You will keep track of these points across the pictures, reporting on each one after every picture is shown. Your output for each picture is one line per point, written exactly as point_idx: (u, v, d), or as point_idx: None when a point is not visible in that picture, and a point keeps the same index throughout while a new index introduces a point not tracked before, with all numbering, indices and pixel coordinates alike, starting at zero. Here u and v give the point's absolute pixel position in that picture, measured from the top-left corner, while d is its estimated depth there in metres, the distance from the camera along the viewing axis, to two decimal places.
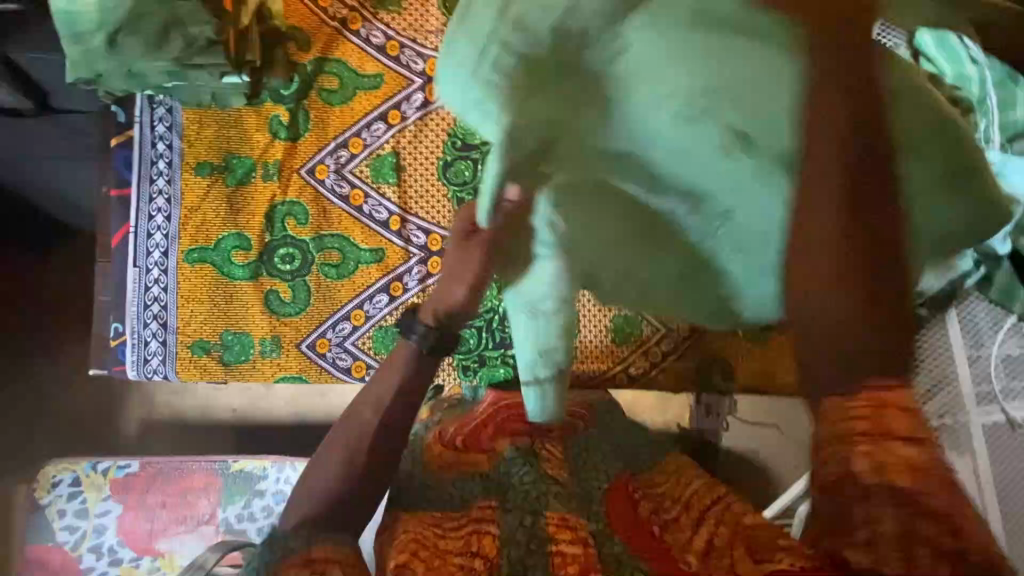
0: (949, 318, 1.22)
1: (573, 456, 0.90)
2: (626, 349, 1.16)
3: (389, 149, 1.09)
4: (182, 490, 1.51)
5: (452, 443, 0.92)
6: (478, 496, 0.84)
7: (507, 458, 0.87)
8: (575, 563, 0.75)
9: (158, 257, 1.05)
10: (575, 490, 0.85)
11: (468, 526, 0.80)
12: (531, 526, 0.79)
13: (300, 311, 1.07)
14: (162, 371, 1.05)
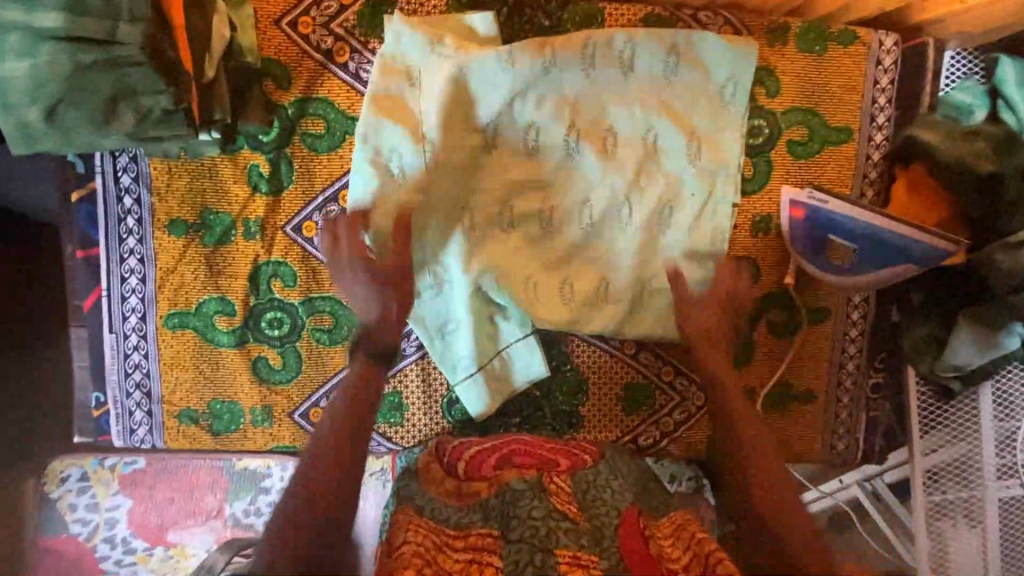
0: (982, 388, 1.14)
1: (581, 491, 0.85)
2: (635, 418, 1.10)
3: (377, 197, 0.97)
4: (189, 488, 1.61)
5: (457, 472, 0.94)
6: (477, 523, 0.81)
7: (513, 487, 0.82)
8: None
9: (135, 322, 0.97)
10: (587, 526, 0.78)
11: (470, 554, 0.77)
12: (543, 565, 0.72)
13: (292, 379, 1.01)
14: (149, 441, 1.00)
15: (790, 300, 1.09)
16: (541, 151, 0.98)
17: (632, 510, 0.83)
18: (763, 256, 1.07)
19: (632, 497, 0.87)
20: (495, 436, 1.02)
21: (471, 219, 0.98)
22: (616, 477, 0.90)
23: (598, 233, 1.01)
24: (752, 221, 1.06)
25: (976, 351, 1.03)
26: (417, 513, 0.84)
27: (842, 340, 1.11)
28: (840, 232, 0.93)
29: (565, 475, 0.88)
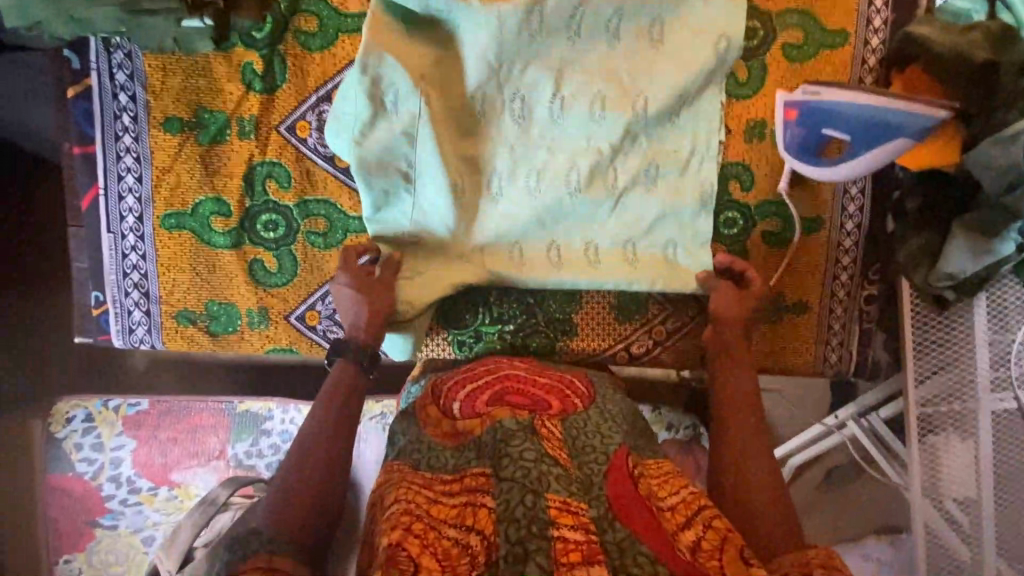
0: (978, 303, 1.13)
1: (572, 436, 0.83)
2: (628, 326, 1.11)
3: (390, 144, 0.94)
4: (191, 428, 1.63)
5: (452, 413, 0.90)
6: (471, 463, 0.82)
7: (505, 427, 0.80)
8: (578, 552, 0.67)
9: (132, 222, 0.98)
10: (577, 474, 0.77)
11: (463, 497, 0.78)
12: (533, 506, 0.70)
13: (288, 281, 1.02)
14: (148, 341, 1.02)
15: (787, 208, 1.09)
16: (535, 94, 0.99)
17: (622, 452, 0.82)
18: (757, 163, 1.07)
19: (622, 437, 0.86)
20: (481, 368, 0.98)
21: (460, 172, 0.99)
22: (607, 423, 0.88)
23: (589, 186, 1.02)
24: (746, 128, 1.06)
25: (972, 259, 1.02)
26: (412, 469, 0.85)
27: (836, 251, 1.12)
28: (837, 125, 0.92)
29: (556, 419, 0.86)
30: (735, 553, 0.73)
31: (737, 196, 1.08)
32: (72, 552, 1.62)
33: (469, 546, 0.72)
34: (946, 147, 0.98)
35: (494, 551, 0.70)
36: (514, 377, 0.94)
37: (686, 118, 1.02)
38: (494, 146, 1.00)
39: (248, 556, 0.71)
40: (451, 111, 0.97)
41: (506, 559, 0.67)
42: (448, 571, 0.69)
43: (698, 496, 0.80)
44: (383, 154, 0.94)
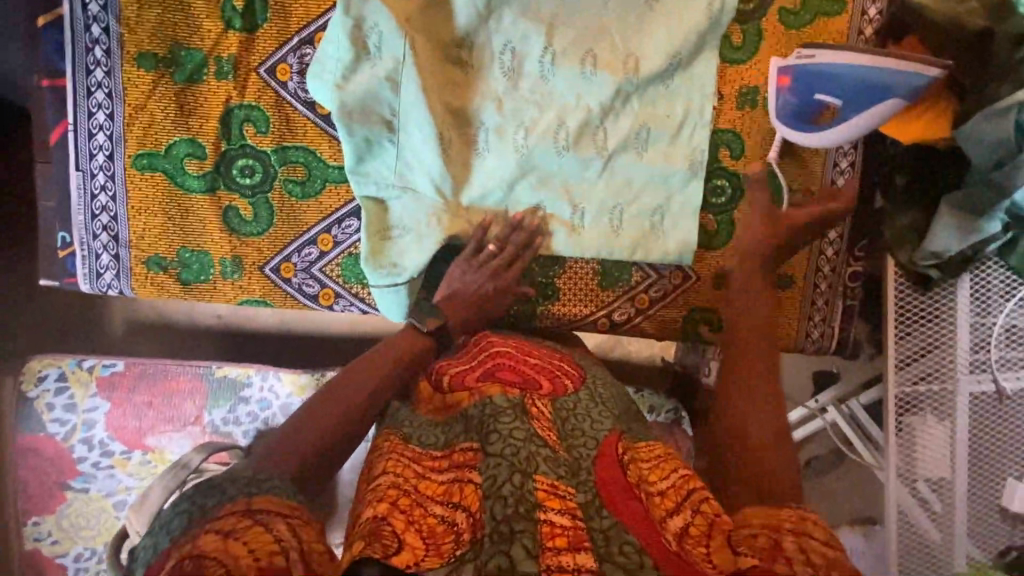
0: (961, 284, 1.13)
1: (561, 418, 0.80)
2: (611, 293, 1.10)
3: (370, 89, 0.92)
4: (167, 392, 1.60)
5: (441, 387, 0.88)
6: (461, 437, 0.78)
7: (494, 404, 0.78)
8: (564, 537, 0.64)
9: (102, 161, 0.94)
10: (565, 457, 0.74)
11: (452, 474, 0.74)
12: (520, 487, 0.67)
13: (264, 231, 0.99)
14: (116, 287, 0.99)
15: (776, 178, 1.08)
16: (525, 45, 0.97)
17: (612, 440, 0.79)
18: (748, 131, 1.05)
19: (613, 423, 0.83)
20: (472, 343, 0.95)
21: (448, 124, 0.97)
22: (598, 406, 0.85)
23: (577, 145, 1.01)
24: (738, 94, 1.04)
25: (957, 239, 1.01)
26: (404, 440, 0.81)
27: (823, 226, 1.11)
28: (832, 89, 0.91)
29: (546, 400, 0.83)
30: (723, 542, 0.67)
31: (726, 164, 1.06)
32: (42, 514, 1.59)
33: (454, 524, 0.68)
34: (932, 121, 0.98)
35: (479, 528, 0.67)
36: (507, 355, 0.91)
37: (678, 81, 1.00)
38: (481, 99, 0.98)
39: (224, 502, 0.66)
40: (438, 59, 0.95)
41: (491, 537, 0.63)
42: (430, 550, 0.65)
43: (689, 478, 0.76)
44: (365, 99, 0.92)
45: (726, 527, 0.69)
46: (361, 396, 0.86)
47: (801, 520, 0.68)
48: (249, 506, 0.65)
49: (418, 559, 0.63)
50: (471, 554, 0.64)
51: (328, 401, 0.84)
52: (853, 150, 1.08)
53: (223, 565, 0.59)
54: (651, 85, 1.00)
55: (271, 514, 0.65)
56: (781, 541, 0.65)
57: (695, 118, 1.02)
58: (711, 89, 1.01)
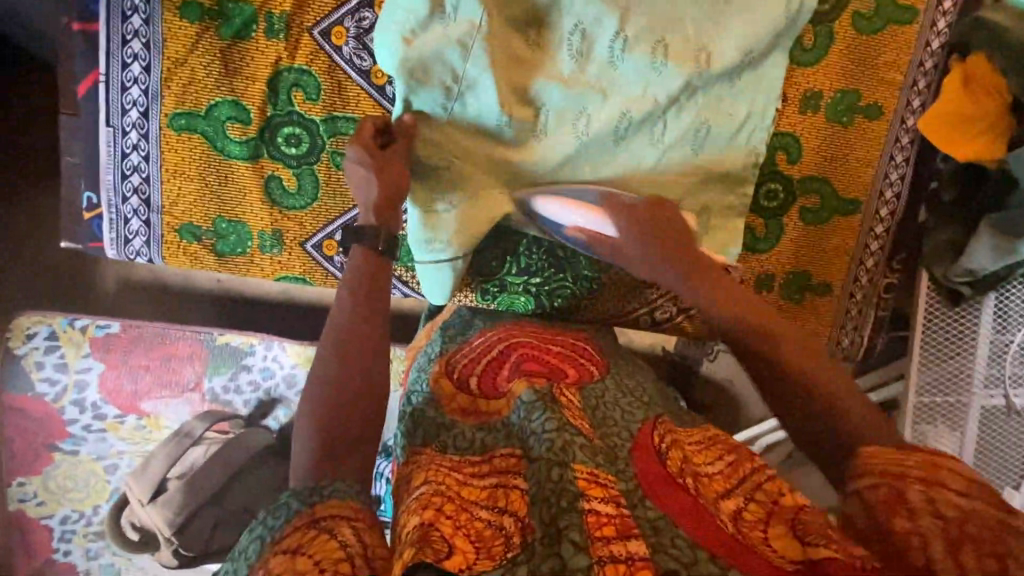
0: (987, 303, 1.15)
1: (590, 407, 0.78)
2: (655, 291, 1.09)
3: (436, 55, 0.85)
4: (166, 357, 1.53)
5: (469, 389, 0.86)
6: (500, 445, 0.76)
7: (525, 401, 0.75)
8: (612, 526, 0.60)
9: (136, 117, 0.87)
10: (601, 444, 0.71)
11: (492, 478, 0.72)
12: (561, 480, 0.65)
13: (307, 205, 0.94)
14: (144, 254, 0.93)
15: (827, 185, 1.07)
16: (596, 29, 0.92)
17: (647, 429, 0.76)
18: (807, 136, 1.04)
19: (644, 411, 0.80)
20: (494, 338, 0.93)
21: (511, 104, 0.92)
22: (626, 397, 0.83)
23: (637, 136, 0.97)
24: (802, 97, 1.02)
25: (993, 257, 1.03)
26: (440, 452, 0.78)
27: (867, 236, 1.11)
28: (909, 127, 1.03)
29: (573, 389, 0.82)
30: (784, 529, 0.65)
31: (781, 168, 1.05)
32: (28, 475, 1.51)
33: (502, 528, 0.65)
34: (993, 140, 0.97)
35: (529, 532, 0.64)
36: (526, 345, 0.91)
37: (745, 80, 0.98)
38: (545, 80, 0.93)
39: (287, 517, 0.61)
40: (506, 33, 0.90)
41: (542, 542, 0.61)
42: (481, 553, 0.62)
43: (737, 465, 0.73)
44: (429, 64, 0.86)
45: (787, 513, 0.67)
46: (373, 346, 0.76)
47: (929, 466, 0.61)
48: (313, 516, 0.61)
49: (470, 562, 0.60)
50: (524, 556, 0.61)
51: (344, 368, 0.73)
52: (904, 164, 1.07)
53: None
54: (719, 82, 0.97)
55: (336, 521, 0.61)
56: (905, 492, 0.60)
57: (758, 118, 1.00)
58: (776, 91, 0.99)
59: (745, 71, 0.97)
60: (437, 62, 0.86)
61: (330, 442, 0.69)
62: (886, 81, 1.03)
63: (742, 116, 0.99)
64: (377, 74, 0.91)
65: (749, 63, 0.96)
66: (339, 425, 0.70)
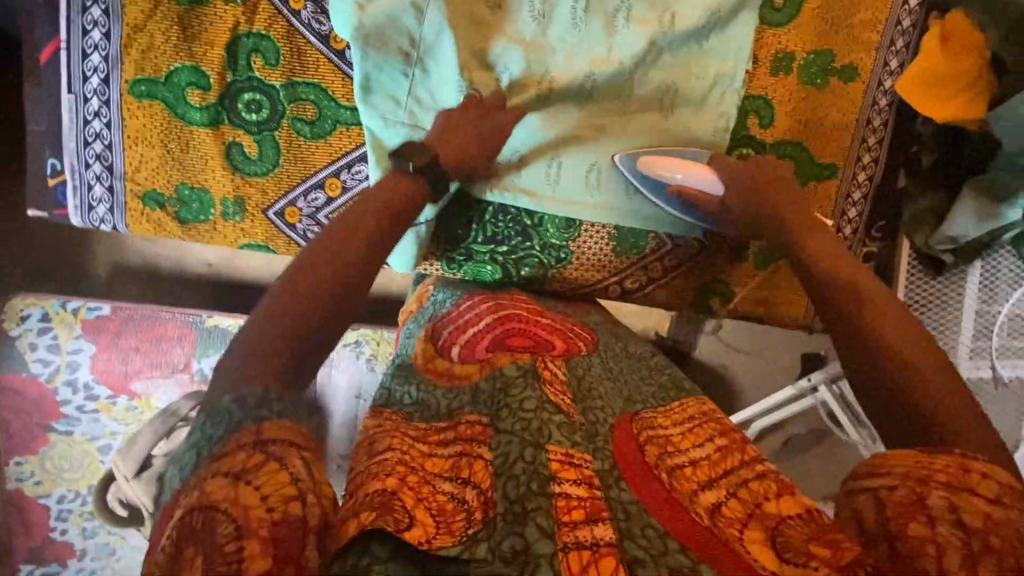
0: (970, 272, 1.12)
1: (576, 379, 0.75)
2: (624, 260, 1.07)
3: (393, 20, 0.86)
4: (156, 338, 1.52)
5: (451, 355, 0.81)
6: (465, 409, 0.70)
7: (504, 375, 0.70)
8: (581, 510, 0.57)
9: (97, 84, 0.88)
10: (581, 422, 0.67)
11: (458, 447, 0.65)
12: (532, 462, 0.60)
13: (269, 171, 0.94)
14: (109, 222, 0.94)
15: (803, 150, 1.04)
16: None
17: (627, 417, 0.72)
18: (780, 100, 1.02)
19: (622, 402, 0.75)
20: (482, 308, 0.89)
21: (472, 68, 0.90)
22: (609, 377, 0.80)
23: (601, 101, 0.96)
24: (774, 58, 1.00)
25: (976, 224, 1.00)
26: (404, 419, 0.70)
27: (844, 203, 1.08)
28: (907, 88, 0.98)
29: (559, 360, 0.78)
30: (762, 537, 0.60)
31: (755, 133, 1.02)
32: (24, 455, 1.50)
33: (464, 501, 0.59)
34: (972, 102, 0.94)
35: (491, 507, 0.59)
36: (515, 318, 0.87)
37: (714, 41, 0.96)
38: (506, 44, 0.91)
39: (231, 430, 0.53)
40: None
41: (504, 518, 0.57)
42: (441, 528, 0.56)
43: (724, 456, 0.69)
44: (384, 29, 0.86)
45: (767, 520, 0.61)
46: (352, 275, 0.68)
47: (959, 471, 0.54)
48: (259, 437, 0.52)
49: (429, 537, 0.55)
50: (486, 533, 0.56)
51: (336, 270, 0.67)
52: (882, 127, 1.04)
53: (234, 521, 0.49)
54: (686, 42, 0.95)
55: (286, 447, 0.53)
56: (925, 496, 0.53)
57: (728, 81, 0.97)
58: (746, 53, 0.97)
59: (714, 32, 0.95)
60: (396, 25, 0.86)
61: (271, 360, 0.59)
62: (862, 41, 1.00)
63: (711, 80, 0.97)
64: (337, 39, 0.90)
65: (716, 25, 0.95)
66: (312, 321, 0.63)
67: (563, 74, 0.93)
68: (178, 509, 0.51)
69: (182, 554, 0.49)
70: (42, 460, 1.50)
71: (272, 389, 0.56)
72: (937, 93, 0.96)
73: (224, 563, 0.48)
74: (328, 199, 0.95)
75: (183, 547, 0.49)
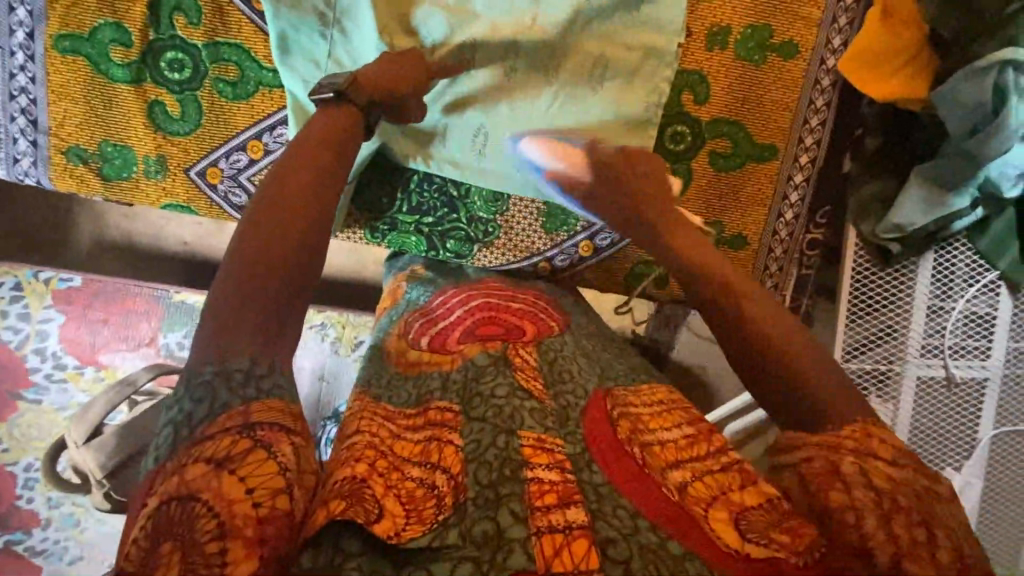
0: (923, 264, 1.06)
1: (547, 362, 0.69)
2: (553, 235, 1.06)
3: None
4: (126, 311, 1.32)
5: (422, 348, 0.75)
6: (436, 395, 0.65)
7: (476, 364, 0.66)
8: (554, 494, 0.52)
9: (22, 39, 0.89)
10: (551, 407, 0.62)
11: (427, 430, 0.60)
12: (504, 450, 0.56)
13: (191, 131, 0.94)
14: (33, 175, 0.95)
15: (739, 128, 1.02)
16: None
17: (600, 394, 0.66)
18: (716, 75, 0.99)
19: (600, 376, 0.70)
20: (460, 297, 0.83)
21: (392, 29, 0.88)
22: (586, 356, 0.75)
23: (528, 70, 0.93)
24: (709, 33, 0.98)
25: (922, 212, 0.96)
26: (375, 400, 0.67)
27: (785, 187, 1.05)
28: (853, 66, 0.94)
29: (530, 345, 0.72)
30: (727, 515, 0.54)
31: (690, 109, 1.00)
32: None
33: (434, 487, 0.54)
34: (911, 82, 0.92)
35: (462, 493, 0.54)
36: (492, 301, 0.81)
37: (647, 11, 0.93)
38: (426, 6, 0.89)
39: (216, 413, 0.52)
40: None
41: (475, 503, 0.52)
42: (411, 516, 0.51)
43: (692, 442, 0.61)
44: None
45: (733, 500, 0.55)
46: (307, 246, 0.64)
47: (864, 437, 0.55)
48: (246, 420, 0.51)
49: (398, 530, 0.50)
50: (455, 518, 0.51)
51: (280, 237, 0.62)
52: (825, 108, 1.02)
53: (215, 514, 0.46)
54: (616, 12, 0.93)
55: (273, 432, 0.52)
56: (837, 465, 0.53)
57: (662, 54, 0.95)
58: (679, 25, 0.94)
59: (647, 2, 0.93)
60: None
61: (228, 325, 0.56)
62: (801, 18, 0.98)
63: (643, 53, 0.95)
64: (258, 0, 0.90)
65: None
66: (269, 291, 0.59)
67: (485, 43, 0.91)
68: (152, 497, 0.49)
69: (156, 551, 0.45)
70: (9, 428, 1.26)
71: (258, 365, 0.55)
72: (879, 73, 0.93)
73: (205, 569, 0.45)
74: (250, 161, 0.96)
75: (159, 543, 0.46)
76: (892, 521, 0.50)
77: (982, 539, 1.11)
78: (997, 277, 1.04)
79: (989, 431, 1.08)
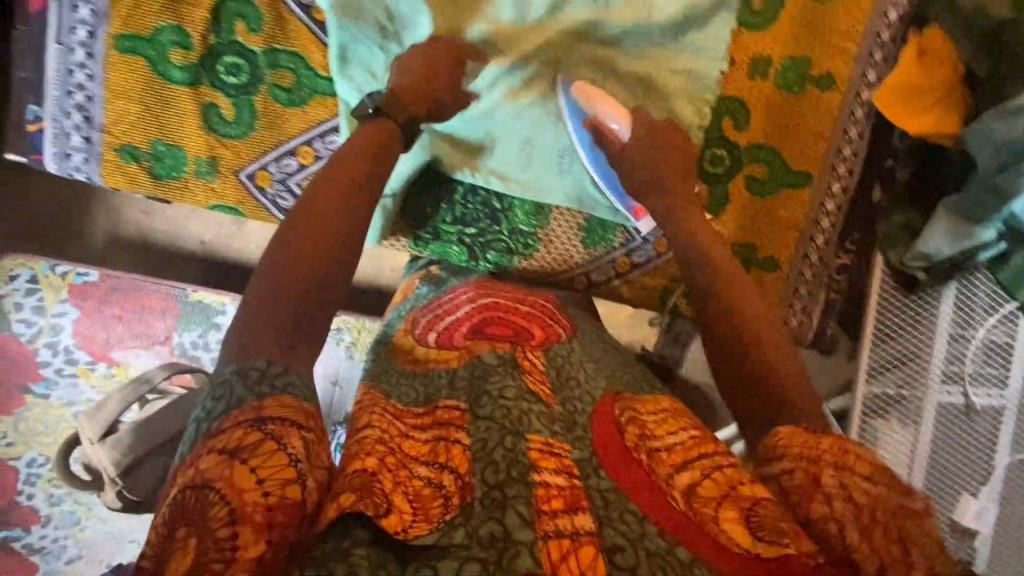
0: (945, 294, 1.09)
1: (555, 368, 0.70)
2: (592, 250, 1.08)
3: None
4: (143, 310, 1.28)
5: (428, 343, 0.75)
6: (442, 393, 0.64)
7: (483, 362, 0.66)
8: (561, 499, 0.52)
9: (83, 36, 0.90)
10: (558, 411, 0.62)
11: (433, 431, 0.61)
12: (512, 450, 0.55)
13: (244, 134, 0.96)
14: (84, 171, 0.95)
15: (773, 154, 1.05)
16: None
17: (608, 399, 0.67)
18: (754, 102, 1.03)
19: (607, 383, 0.71)
20: (467, 297, 0.83)
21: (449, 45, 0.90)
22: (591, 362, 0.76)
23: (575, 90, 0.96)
24: (750, 62, 1.01)
25: (950, 243, 0.98)
26: (383, 395, 0.67)
27: (817, 212, 1.08)
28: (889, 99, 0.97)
29: (538, 350, 0.72)
30: (735, 514, 0.54)
31: (728, 134, 1.03)
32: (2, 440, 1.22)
33: (441, 487, 0.54)
34: (942, 117, 0.95)
35: (469, 492, 0.53)
36: (498, 303, 0.81)
37: (692, 38, 0.97)
38: (481, 23, 0.91)
39: (231, 407, 0.52)
40: None
41: (481, 502, 0.52)
42: (418, 516, 0.51)
43: (700, 442, 0.62)
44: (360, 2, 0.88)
45: (743, 500, 0.55)
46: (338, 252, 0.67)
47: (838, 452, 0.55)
48: (258, 415, 0.51)
49: (405, 526, 0.50)
50: (462, 518, 0.51)
51: (316, 241, 0.66)
52: (858, 138, 1.05)
53: (227, 502, 0.47)
54: (663, 39, 0.96)
55: (284, 427, 0.51)
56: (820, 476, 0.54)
57: (703, 80, 0.99)
58: (722, 53, 0.98)
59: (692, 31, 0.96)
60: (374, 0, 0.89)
61: (261, 324, 0.59)
62: (837, 52, 1.02)
63: (686, 79, 0.98)
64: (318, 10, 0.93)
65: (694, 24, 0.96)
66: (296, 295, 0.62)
67: (535, 59, 0.94)
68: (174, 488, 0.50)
69: (173, 536, 0.47)
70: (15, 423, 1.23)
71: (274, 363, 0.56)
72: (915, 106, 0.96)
73: (218, 553, 0.45)
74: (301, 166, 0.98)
75: (176, 528, 0.48)
76: (899, 545, 0.50)
77: (994, 562, 1.14)
78: (1016, 307, 1.05)
79: (1006, 459, 1.10)
